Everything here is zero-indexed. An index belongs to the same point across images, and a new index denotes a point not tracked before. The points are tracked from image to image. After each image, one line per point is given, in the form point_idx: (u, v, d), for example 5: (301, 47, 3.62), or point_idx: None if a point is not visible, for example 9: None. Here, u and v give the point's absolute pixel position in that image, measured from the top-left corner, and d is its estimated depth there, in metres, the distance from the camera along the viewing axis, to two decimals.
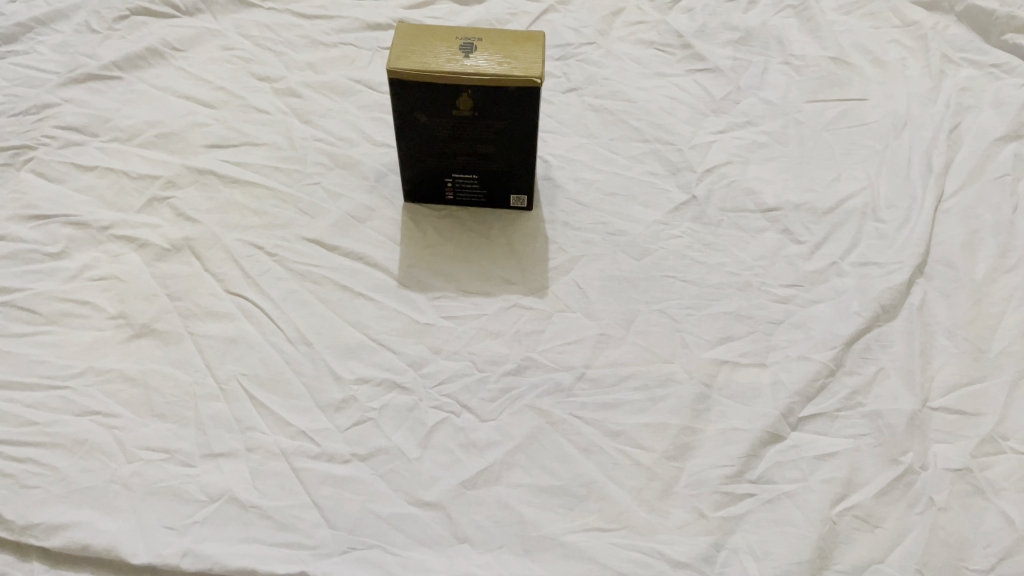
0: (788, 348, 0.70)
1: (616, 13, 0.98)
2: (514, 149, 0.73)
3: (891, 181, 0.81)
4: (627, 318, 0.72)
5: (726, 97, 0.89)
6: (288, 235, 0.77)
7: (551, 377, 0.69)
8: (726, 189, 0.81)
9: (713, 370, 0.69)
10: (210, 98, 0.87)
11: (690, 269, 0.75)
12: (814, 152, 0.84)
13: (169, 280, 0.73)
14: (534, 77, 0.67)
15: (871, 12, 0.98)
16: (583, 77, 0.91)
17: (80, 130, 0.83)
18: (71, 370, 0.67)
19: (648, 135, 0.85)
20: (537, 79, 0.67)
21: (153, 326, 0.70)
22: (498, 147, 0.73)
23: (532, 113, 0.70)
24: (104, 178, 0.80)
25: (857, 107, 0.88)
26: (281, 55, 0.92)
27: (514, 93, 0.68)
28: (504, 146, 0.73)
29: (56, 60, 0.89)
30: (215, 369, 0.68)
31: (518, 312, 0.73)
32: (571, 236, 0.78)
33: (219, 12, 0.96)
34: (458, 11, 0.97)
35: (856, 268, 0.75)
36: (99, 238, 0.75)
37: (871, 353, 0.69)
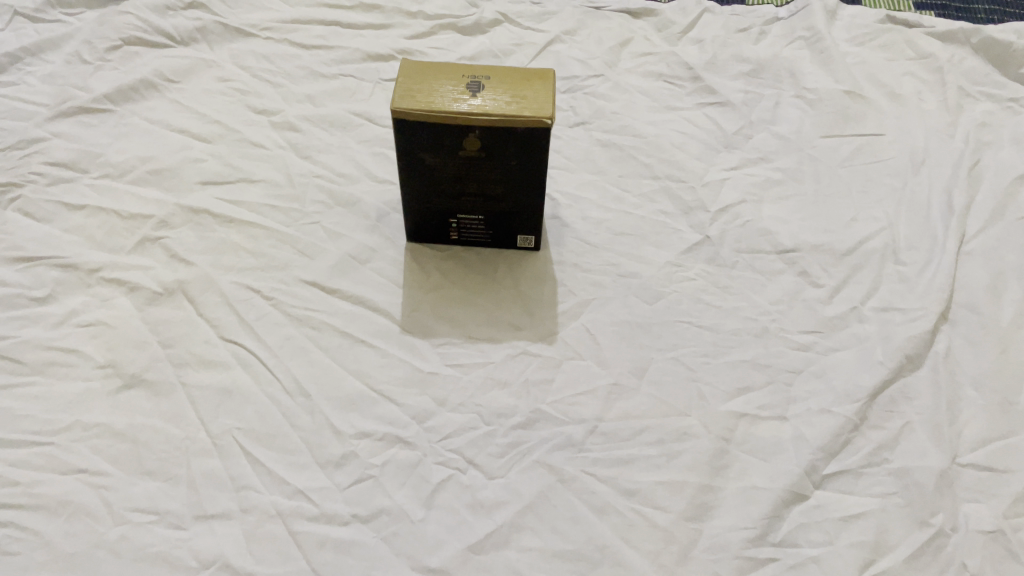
0: (809, 400, 0.67)
1: (624, 44, 0.95)
2: (523, 189, 0.70)
3: (912, 221, 0.78)
4: (640, 367, 0.69)
5: (738, 132, 0.86)
6: (286, 278, 0.74)
7: (563, 430, 0.65)
8: (741, 228, 0.78)
9: (731, 424, 0.66)
10: (205, 132, 0.84)
11: (705, 314, 0.72)
12: (831, 191, 0.81)
13: (161, 327, 0.70)
14: (545, 118, 0.64)
15: (885, 44, 0.94)
16: (591, 110, 0.88)
17: (70, 166, 0.80)
18: (56, 424, 0.64)
19: (659, 172, 0.82)
20: (548, 120, 0.64)
21: (144, 376, 0.67)
22: (506, 187, 0.70)
23: (543, 153, 0.67)
24: (94, 217, 0.76)
25: (874, 143, 0.85)
26: (279, 87, 0.89)
27: (524, 134, 0.65)
28: (511, 186, 0.70)
29: (45, 92, 0.86)
30: (209, 423, 0.65)
31: (526, 360, 0.70)
32: (581, 278, 0.75)
33: (215, 42, 0.93)
34: (461, 41, 0.94)
35: (877, 313, 0.72)
36: (88, 281, 0.72)
37: (896, 405, 0.66)
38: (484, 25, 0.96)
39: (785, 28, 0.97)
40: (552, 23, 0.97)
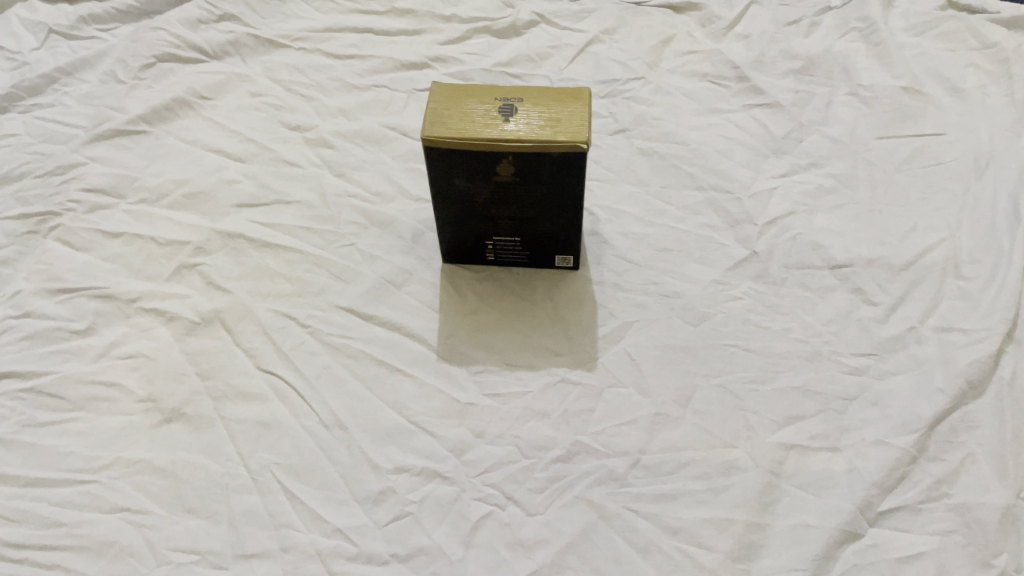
0: (863, 430, 0.64)
1: (666, 42, 0.91)
2: (560, 212, 0.68)
3: (975, 230, 0.73)
4: (684, 395, 0.67)
5: (788, 135, 0.82)
6: (322, 304, 0.73)
7: (604, 463, 0.64)
8: (790, 242, 0.75)
9: (780, 456, 0.63)
10: (240, 151, 0.83)
11: (753, 336, 0.70)
12: (887, 198, 0.77)
13: (199, 358, 0.70)
14: (581, 143, 0.61)
15: (946, 32, 0.89)
16: (632, 116, 0.85)
17: (107, 192, 0.80)
18: (99, 462, 0.64)
19: (703, 182, 0.79)
20: (584, 144, 0.61)
21: (184, 410, 0.67)
22: (542, 210, 0.68)
23: (579, 177, 0.65)
24: (131, 245, 0.76)
25: (934, 143, 0.80)
26: (312, 100, 0.87)
27: (559, 159, 0.63)
28: (548, 209, 0.68)
29: (82, 114, 0.86)
30: (247, 457, 0.65)
31: (566, 389, 0.68)
32: (622, 299, 0.73)
33: (248, 55, 0.92)
34: (497, 45, 0.92)
35: (937, 334, 0.68)
36: (127, 311, 0.72)
37: (957, 435, 0.63)
38: (519, 27, 0.92)
39: (838, 18, 0.92)
40: (590, 22, 0.93)
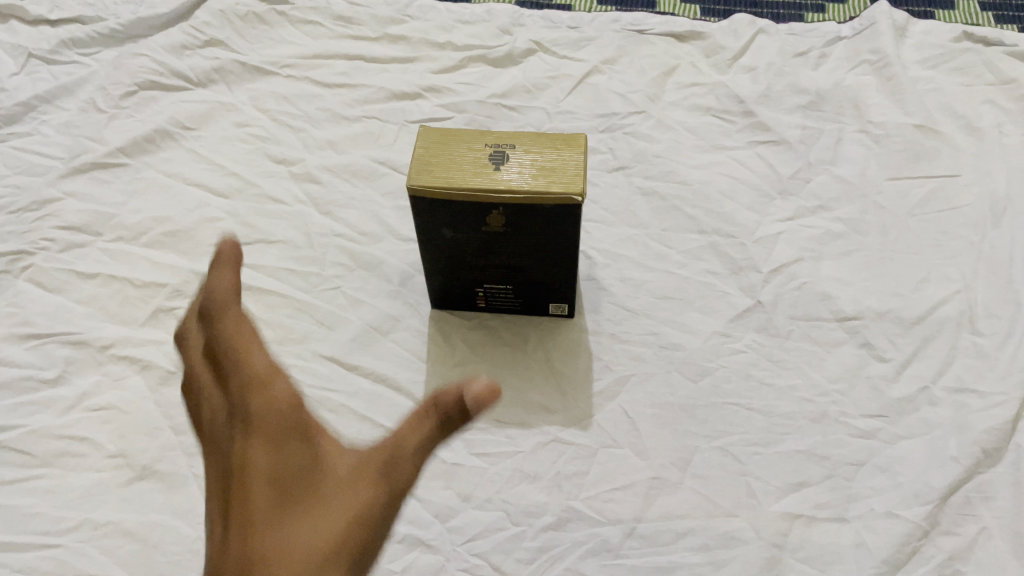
0: (872, 499, 0.60)
1: (668, 72, 0.87)
2: (554, 261, 0.65)
3: (991, 283, 0.70)
4: (683, 457, 0.63)
5: (795, 175, 0.79)
6: (304, 352, 0.70)
7: (597, 532, 0.60)
8: (797, 292, 0.71)
9: (784, 527, 0.60)
10: (223, 186, 0.80)
11: (757, 393, 0.66)
12: (899, 245, 0.73)
13: (174, 411, 0.67)
14: (575, 195, 0.58)
15: (961, 66, 0.85)
16: (632, 153, 0.81)
17: (83, 230, 0.76)
18: (65, 524, 0.61)
19: (705, 226, 0.76)
20: (579, 196, 0.58)
21: (155, 467, 0.64)
22: (535, 260, 0.65)
23: (573, 228, 0.61)
24: (107, 286, 0.73)
25: (948, 186, 0.76)
26: (300, 132, 0.84)
27: (551, 211, 0.59)
28: (541, 258, 0.64)
29: (60, 144, 0.82)
30: None
31: (558, 449, 0.64)
32: (619, 351, 0.69)
33: (234, 82, 0.88)
34: (492, 75, 0.88)
35: (951, 395, 0.64)
36: (100, 358, 0.69)
37: (972, 508, 0.59)
38: (516, 55, 0.89)
39: (849, 49, 0.88)
40: (590, 51, 0.90)
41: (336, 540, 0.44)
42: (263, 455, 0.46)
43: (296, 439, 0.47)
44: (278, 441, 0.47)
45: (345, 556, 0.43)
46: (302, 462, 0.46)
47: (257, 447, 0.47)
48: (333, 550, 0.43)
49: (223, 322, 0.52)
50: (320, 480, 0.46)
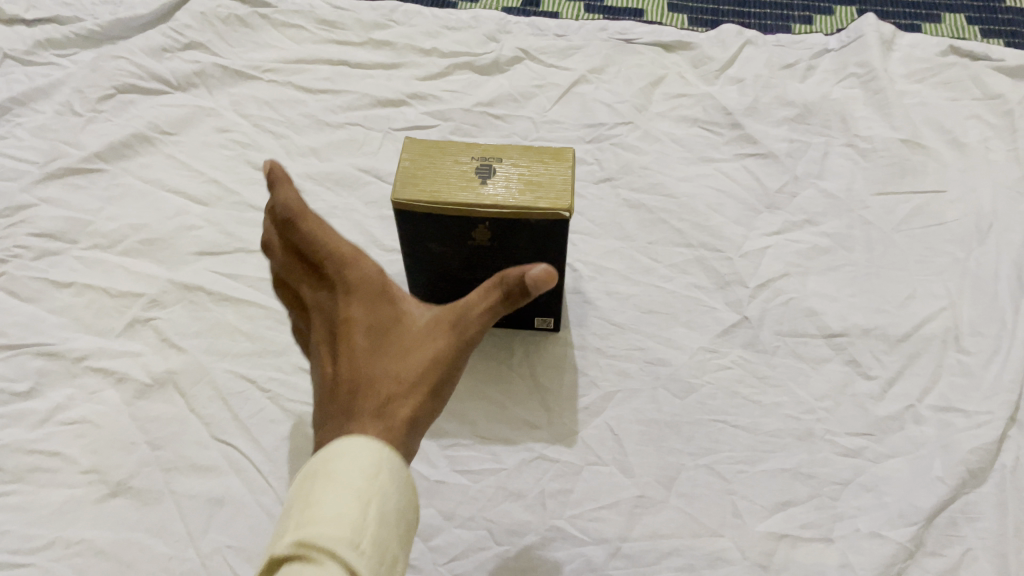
0: (857, 519, 0.60)
1: (656, 82, 0.87)
2: None
3: (977, 300, 0.70)
4: (668, 475, 0.63)
5: (782, 189, 0.78)
6: (284, 365, 0.69)
7: (582, 552, 0.59)
8: (783, 307, 0.71)
9: (769, 547, 0.59)
10: (202, 193, 0.79)
11: (742, 410, 0.66)
12: (885, 261, 0.73)
13: (150, 425, 0.65)
14: (562, 210, 0.57)
15: (947, 80, 0.85)
16: (619, 164, 0.81)
17: (57, 237, 0.75)
18: (36, 542, 0.59)
19: (692, 239, 0.75)
20: (566, 212, 0.57)
21: (130, 483, 0.62)
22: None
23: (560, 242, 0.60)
24: (82, 296, 0.71)
25: (934, 202, 0.76)
26: (281, 138, 0.83)
27: (537, 226, 0.58)
28: None
29: (34, 148, 0.80)
30: (197, 539, 0.60)
31: (543, 466, 0.63)
32: (604, 366, 0.68)
33: (215, 87, 0.87)
34: (478, 82, 0.87)
35: (936, 413, 0.64)
36: (74, 370, 0.67)
37: (957, 528, 0.59)
38: (502, 63, 0.88)
39: (836, 61, 0.87)
40: (577, 60, 0.89)
41: (425, 371, 0.47)
42: (357, 310, 0.49)
43: (383, 295, 0.50)
44: (367, 299, 0.49)
45: (435, 386, 0.47)
46: (393, 312, 0.49)
47: (354, 307, 0.49)
48: (424, 378, 0.47)
49: (304, 220, 0.52)
50: (407, 326, 0.49)
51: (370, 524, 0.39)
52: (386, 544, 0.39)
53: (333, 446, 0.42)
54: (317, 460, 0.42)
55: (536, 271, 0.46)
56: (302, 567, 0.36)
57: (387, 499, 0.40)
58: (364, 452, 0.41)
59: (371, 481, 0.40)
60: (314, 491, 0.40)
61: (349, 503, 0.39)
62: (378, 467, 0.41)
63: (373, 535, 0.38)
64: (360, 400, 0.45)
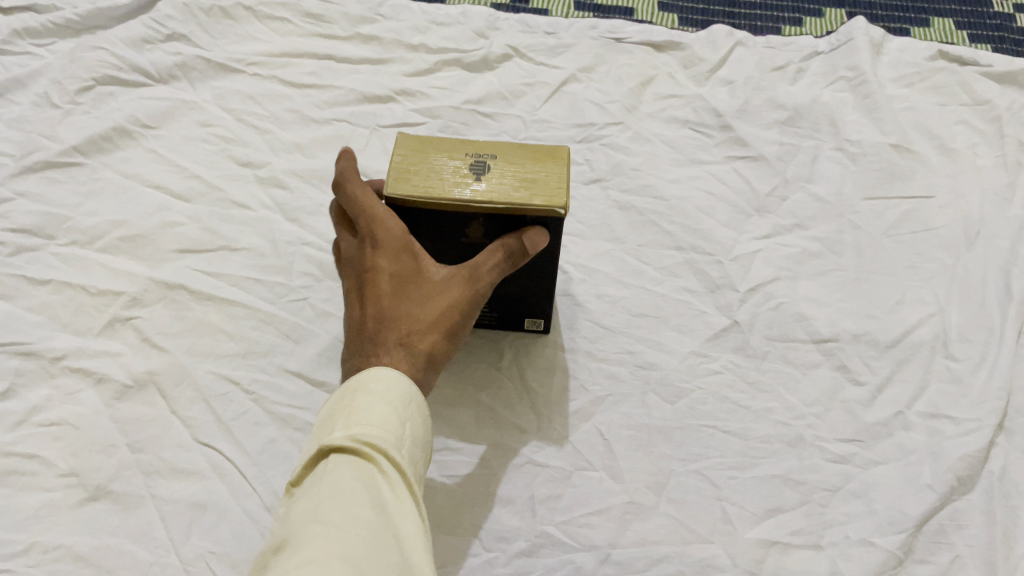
0: (847, 526, 0.60)
1: (646, 83, 0.86)
2: (533, 274, 0.63)
3: (965, 307, 0.70)
4: (659, 481, 0.62)
5: (772, 192, 0.78)
6: (269, 366, 0.67)
7: (572, 558, 0.59)
8: (773, 312, 0.70)
9: (759, 554, 0.59)
10: (184, 189, 0.77)
11: (732, 416, 0.65)
12: (875, 266, 0.73)
13: (130, 427, 0.64)
14: (558, 207, 0.56)
15: (936, 85, 0.85)
16: (609, 165, 0.80)
17: (34, 233, 0.73)
18: (12, 548, 0.57)
19: (682, 242, 0.75)
20: (562, 209, 0.56)
21: (110, 487, 0.61)
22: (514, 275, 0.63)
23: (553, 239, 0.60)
24: (59, 293, 0.69)
25: (923, 207, 0.76)
26: (266, 134, 0.81)
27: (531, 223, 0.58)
28: (519, 271, 0.63)
29: (10, 139, 0.78)
30: (179, 545, 0.59)
31: (532, 471, 0.63)
32: (594, 369, 0.68)
33: (197, 79, 0.85)
34: (467, 80, 0.86)
35: (925, 420, 0.64)
36: (51, 370, 0.65)
37: (946, 536, 0.59)
38: (492, 60, 0.87)
39: (826, 64, 0.87)
40: (567, 58, 0.88)
41: (441, 315, 0.56)
42: (383, 261, 0.56)
43: (407, 249, 0.56)
44: (393, 253, 0.56)
45: (448, 327, 0.56)
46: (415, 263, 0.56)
47: (380, 259, 0.56)
48: (439, 323, 0.56)
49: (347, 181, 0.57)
50: (425, 277, 0.57)
51: (407, 438, 0.47)
52: (417, 455, 0.48)
53: (369, 369, 0.50)
54: (353, 381, 0.50)
55: (531, 238, 0.56)
56: (359, 462, 0.44)
57: (416, 422, 0.49)
58: (396, 380, 0.50)
59: (404, 405, 0.49)
60: (358, 403, 0.47)
61: (392, 420, 0.47)
62: (408, 396, 0.50)
63: (409, 446, 0.47)
64: (390, 336, 0.54)
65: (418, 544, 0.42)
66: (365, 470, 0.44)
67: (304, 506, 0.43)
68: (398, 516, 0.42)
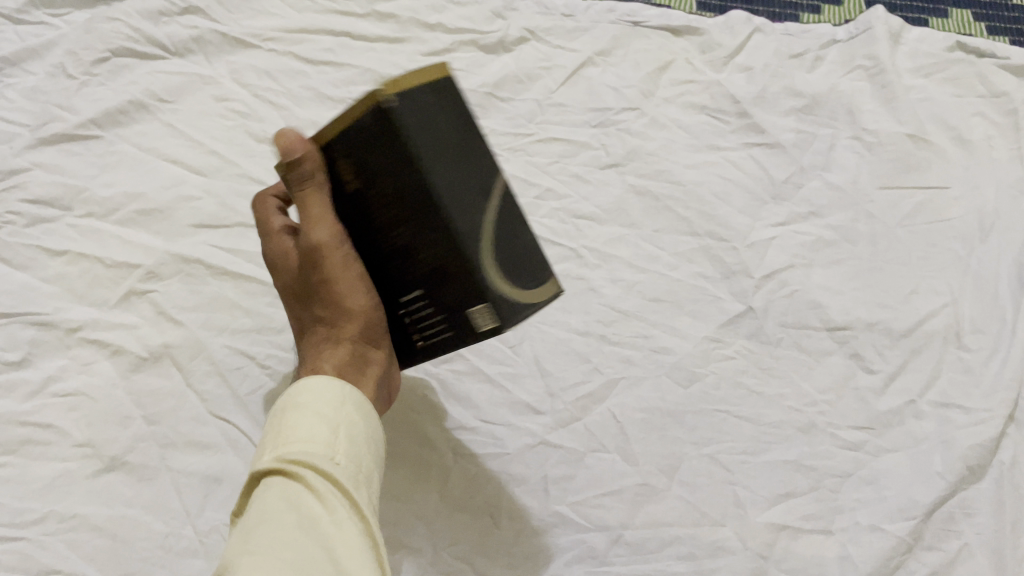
0: (857, 512, 0.61)
1: (663, 67, 0.85)
2: (423, 216, 0.52)
3: (978, 298, 0.70)
4: (672, 464, 0.63)
5: (788, 179, 0.78)
6: (283, 342, 0.68)
7: (584, 538, 0.60)
8: (787, 300, 0.71)
9: (770, 538, 0.60)
10: (201, 164, 0.77)
11: (745, 401, 0.66)
12: (889, 256, 0.73)
13: (146, 399, 0.64)
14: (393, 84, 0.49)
15: (953, 76, 0.84)
16: (625, 150, 0.80)
17: (51, 204, 0.73)
18: (29, 516, 0.58)
19: (698, 228, 0.75)
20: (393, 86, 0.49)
21: (125, 459, 0.61)
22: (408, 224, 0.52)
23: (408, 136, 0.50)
24: (75, 265, 0.70)
25: (938, 197, 0.76)
26: (283, 111, 0.81)
27: (365, 128, 0.51)
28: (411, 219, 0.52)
29: (26, 110, 0.78)
30: (195, 516, 0.60)
31: (545, 452, 0.63)
32: (608, 352, 0.68)
33: (213, 53, 0.83)
34: (483, 62, 0.85)
35: (937, 409, 0.65)
36: (67, 342, 0.66)
37: (955, 524, 0.60)
38: (508, 43, 0.86)
39: (844, 52, 0.86)
40: (584, 41, 0.87)
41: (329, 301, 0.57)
42: None
43: None
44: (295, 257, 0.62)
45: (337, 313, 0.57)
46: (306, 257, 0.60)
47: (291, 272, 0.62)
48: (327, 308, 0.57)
49: None
50: None
51: (342, 447, 0.49)
52: (357, 457, 0.49)
53: (297, 383, 0.53)
54: (286, 395, 0.52)
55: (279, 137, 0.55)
56: (288, 479, 0.45)
57: (353, 434, 0.50)
58: (321, 390, 0.52)
59: (338, 416, 0.50)
60: (290, 423, 0.49)
61: (320, 428, 0.49)
62: (342, 403, 0.52)
63: (344, 451, 0.49)
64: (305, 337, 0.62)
65: (347, 547, 0.42)
66: (291, 484, 0.45)
67: (238, 532, 0.43)
68: (328, 527, 0.43)
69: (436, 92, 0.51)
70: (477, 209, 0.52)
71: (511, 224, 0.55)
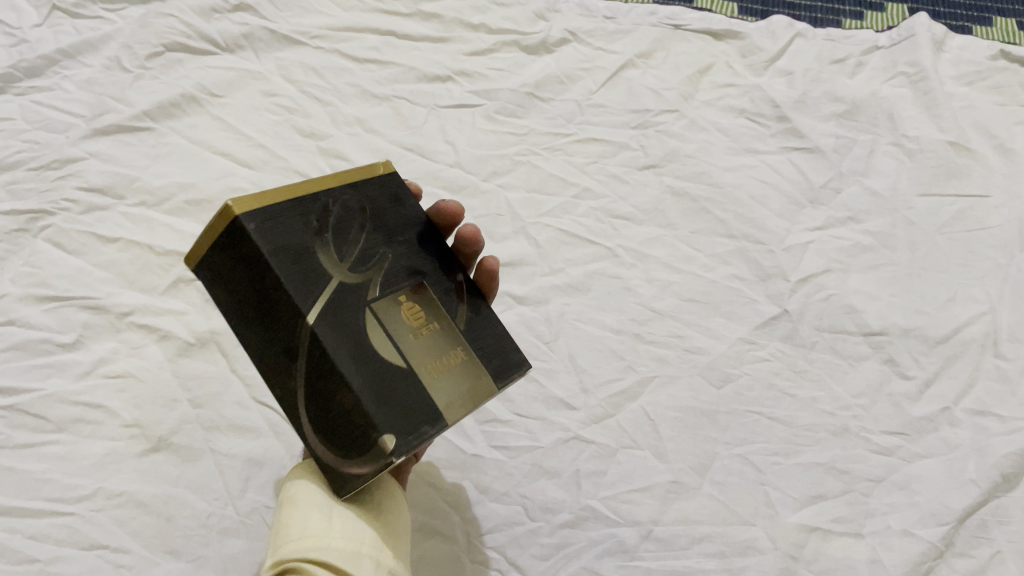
0: (889, 516, 0.61)
1: (703, 71, 0.86)
2: None
3: (1016, 308, 0.70)
4: (703, 463, 0.64)
5: (827, 184, 0.78)
6: None
7: (614, 533, 0.61)
8: (822, 304, 0.71)
9: (800, 538, 0.60)
10: (248, 156, 0.79)
11: (778, 403, 0.66)
12: (926, 263, 0.73)
13: (191, 383, 0.66)
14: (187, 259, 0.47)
15: (997, 85, 0.83)
16: (663, 151, 0.80)
17: (105, 192, 0.75)
18: (78, 492, 0.60)
19: (734, 230, 0.75)
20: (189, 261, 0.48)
21: (171, 440, 0.63)
22: None
23: None
24: (127, 252, 0.72)
25: (978, 206, 0.76)
26: (328, 106, 0.82)
27: None
28: None
29: (82, 100, 0.80)
30: (236, 498, 0.62)
31: (578, 447, 0.64)
32: (642, 351, 0.69)
33: (262, 49, 0.85)
34: (525, 62, 0.87)
35: (972, 416, 0.65)
36: (118, 325, 0.68)
37: (987, 531, 0.60)
38: (550, 44, 0.88)
39: (886, 59, 0.86)
40: (625, 44, 0.88)
41: None
42: None
43: None
44: None
45: None
46: None
47: None
48: None
49: None
50: None
51: (339, 530, 0.46)
52: (359, 530, 0.47)
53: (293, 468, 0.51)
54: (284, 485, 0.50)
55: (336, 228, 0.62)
56: None
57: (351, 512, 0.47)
58: (320, 474, 0.49)
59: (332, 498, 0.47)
60: (285, 516, 0.47)
61: (315, 519, 0.46)
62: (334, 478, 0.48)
63: (343, 530, 0.46)
64: None
65: None
66: None
67: None
68: None
69: (229, 239, 0.44)
70: (280, 369, 0.45)
71: (335, 387, 0.44)
